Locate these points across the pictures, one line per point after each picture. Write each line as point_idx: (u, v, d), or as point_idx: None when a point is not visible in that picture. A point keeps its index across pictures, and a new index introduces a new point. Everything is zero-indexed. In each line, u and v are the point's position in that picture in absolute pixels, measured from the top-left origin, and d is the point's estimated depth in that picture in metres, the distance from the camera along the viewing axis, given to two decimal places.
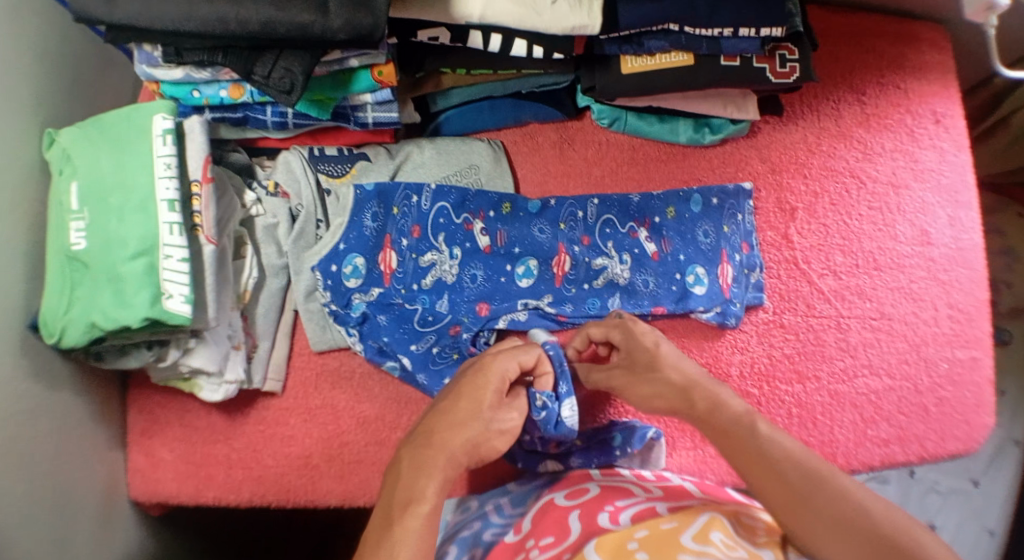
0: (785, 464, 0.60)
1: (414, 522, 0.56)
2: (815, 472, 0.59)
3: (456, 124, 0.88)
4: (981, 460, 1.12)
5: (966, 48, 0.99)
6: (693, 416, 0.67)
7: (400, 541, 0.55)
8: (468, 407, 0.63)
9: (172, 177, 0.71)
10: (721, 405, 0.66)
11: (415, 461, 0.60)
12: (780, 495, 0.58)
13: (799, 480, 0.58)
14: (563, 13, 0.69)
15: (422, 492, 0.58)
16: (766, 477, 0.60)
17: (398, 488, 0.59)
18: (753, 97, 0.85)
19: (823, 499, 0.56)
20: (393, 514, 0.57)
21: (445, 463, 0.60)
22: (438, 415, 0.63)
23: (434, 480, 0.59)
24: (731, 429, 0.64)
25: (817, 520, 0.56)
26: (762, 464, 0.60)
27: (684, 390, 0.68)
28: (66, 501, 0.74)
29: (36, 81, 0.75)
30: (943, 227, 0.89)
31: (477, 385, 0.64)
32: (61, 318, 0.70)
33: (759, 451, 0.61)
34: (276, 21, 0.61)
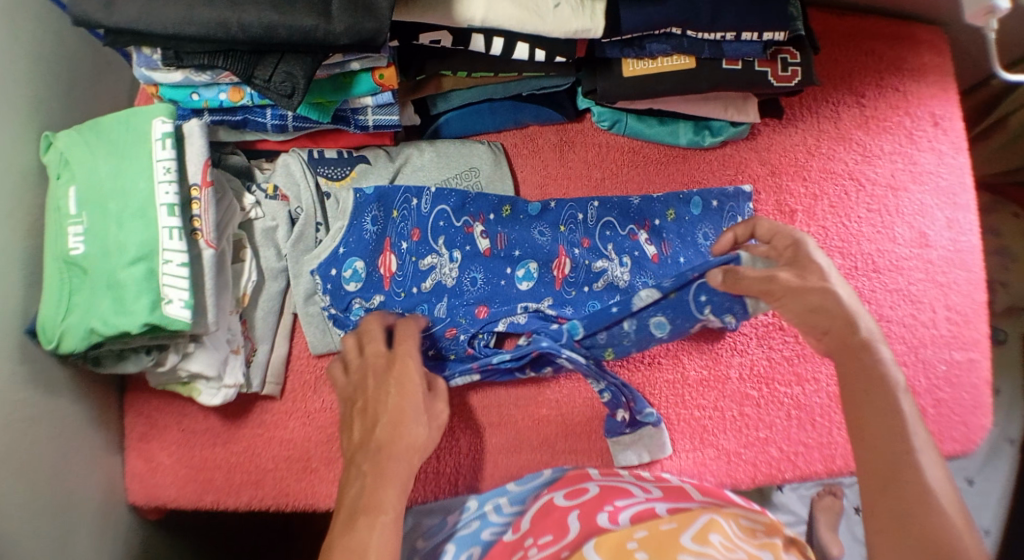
0: (899, 434, 0.58)
1: (381, 529, 0.61)
2: (920, 456, 0.56)
3: (456, 125, 0.87)
4: (976, 459, 1.13)
5: (964, 51, 0.99)
6: (840, 345, 0.65)
7: (369, 547, 0.59)
8: (402, 413, 0.68)
9: (172, 181, 0.70)
10: (875, 360, 0.62)
11: (370, 471, 0.65)
12: (872, 456, 0.58)
13: (898, 455, 0.57)
14: (566, 16, 0.68)
15: (382, 502, 0.62)
16: (870, 434, 0.59)
17: (360, 498, 0.63)
18: (753, 101, 0.84)
19: (911, 487, 0.55)
20: (358, 521, 0.61)
21: (393, 469, 0.65)
22: (381, 426, 0.67)
23: (393, 490, 0.63)
24: (871, 378, 0.61)
25: (896, 497, 0.55)
26: (873, 421, 0.59)
27: (840, 320, 0.65)
28: (66, 507, 0.74)
29: (33, 83, 0.74)
30: (941, 229, 0.89)
31: (403, 389, 0.69)
32: (59, 324, 0.69)
33: (882, 409, 0.59)
34: (279, 25, 0.60)
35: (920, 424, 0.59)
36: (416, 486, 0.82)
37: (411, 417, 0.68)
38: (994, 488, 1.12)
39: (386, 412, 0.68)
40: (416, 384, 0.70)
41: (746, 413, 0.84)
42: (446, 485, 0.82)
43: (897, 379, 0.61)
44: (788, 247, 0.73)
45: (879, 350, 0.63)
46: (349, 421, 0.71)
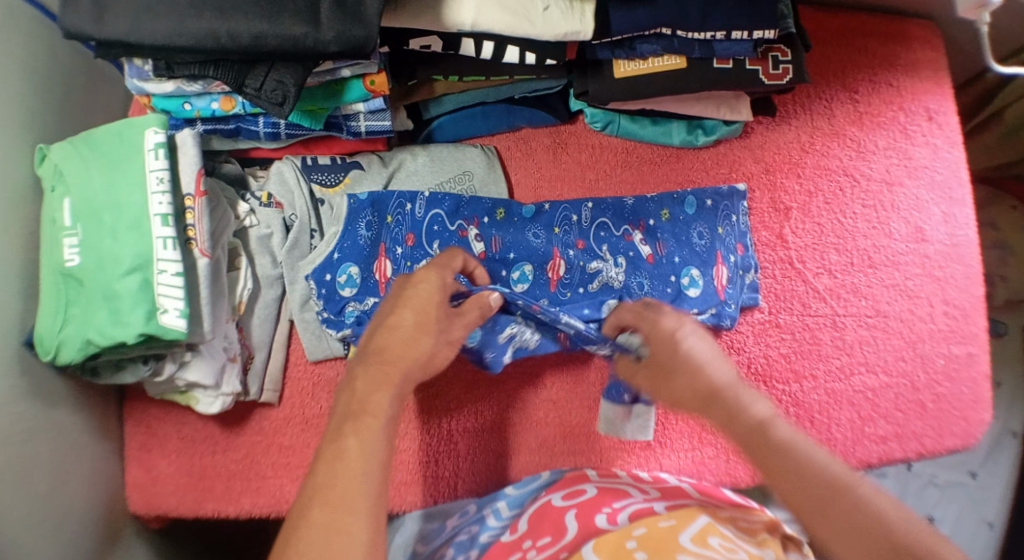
0: (818, 473, 0.55)
1: (368, 433, 0.56)
2: (853, 483, 0.54)
3: (449, 130, 0.88)
4: (979, 453, 1.13)
5: (958, 44, 0.98)
6: (724, 428, 0.62)
7: (355, 453, 0.54)
8: (415, 335, 0.62)
9: (164, 192, 0.70)
10: (742, 409, 0.61)
11: (367, 375, 0.60)
12: (811, 510, 0.54)
13: (825, 493, 0.54)
14: (556, 19, 0.68)
15: (376, 406, 0.58)
16: (794, 494, 0.55)
17: (353, 401, 0.58)
18: (745, 98, 0.84)
19: (853, 509, 0.52)
20: (345, 429, 0.56)
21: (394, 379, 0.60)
22: (386, 337, 0.62)
23: (388, 392, 0.59)
24: (754, 433, 0.59)
25: (841, 521, 0.52)
26: (790, 472, 0.55)
27: (718, 394, 0.62)
28: (68, 518, 0.74)
29: (26, 95, 0.74)
30: (937, 223, 0.89)
31: (417, 311, 0.63)
32: (57, 335, 0.69)
33: (787, 457, 0.56)
34: (269, 33, 0.60)
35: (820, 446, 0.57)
36: (415, 490, 0.82)
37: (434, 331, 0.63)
38: (997, 481, 1.12)
39: (399, 329, 0.62)
40: (433, 303, 0.63)
41: None
42: (446, 489, 0.82)
43: (774, 417, 0.59)
44: (666, 333, 0.66)
45: (749, 400, 0.61)
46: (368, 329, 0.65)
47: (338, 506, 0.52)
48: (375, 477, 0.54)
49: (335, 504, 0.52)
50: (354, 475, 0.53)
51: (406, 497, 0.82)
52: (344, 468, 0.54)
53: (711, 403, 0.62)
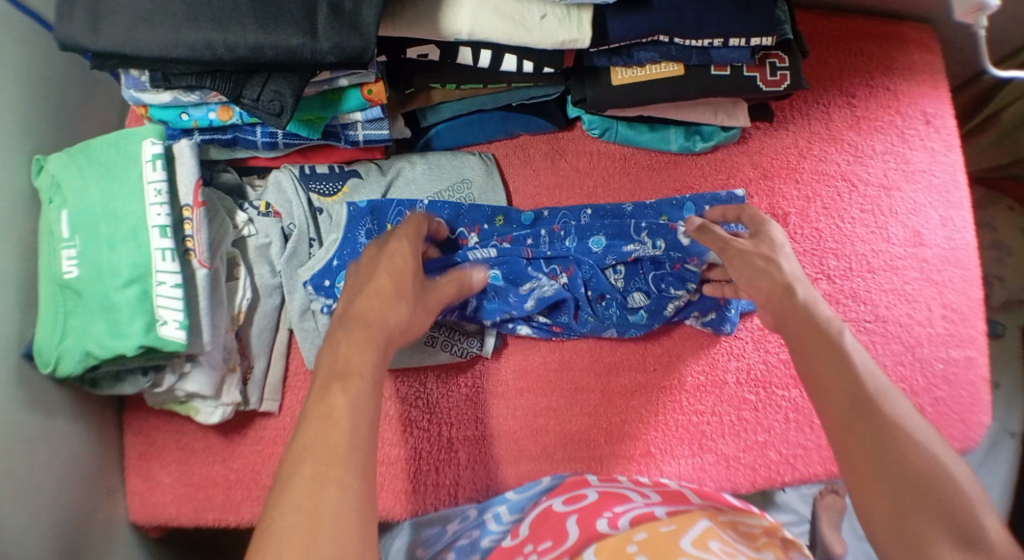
0: (855, 379, 0.58)
1: (352, 392, 0.56)
2: (883, 397, 0.57)
3: (446, 138, 0.88)
4: (978, 453, 1.13)
5: (954, 48, 0.99)
6: (780, 323, 0.68)
7: (343, 412, 0.55)
8: (394, 298, 0.64)
9: (163, 203, 0.70)
10: (812, 308, 0.66)
11: (351, 336, 0.61)
12: (840, 404, 0.57)
13: (855, 396, 0.57)
14: (552, 28, 0.68)
15: (359, 368, 0.58)
16: (829, 389, 0.59)
17: (338, 362, 0.59)
18: (743, 105, 0.85)
19: (875, 415, 0.55)
20: (330, 388, 0.57)
21: (375, 337, 0.61)
22: (362, 298, 0.64)
23: (371, 354, 0.59)
24: (813, 330, 0.64)
25: (866, 432, 0.55)
26: (830, 372, 0.60)
27: (781, 288, 0.69)
28: (67, 529, 0.74)
29: (22, 107, 0.74)
30: (935, 227, 0.89)
31: (398, 273, 0.66)
32: (56, 348, 0.69)
33: (834, 359, 0.60)
34: (265, 44, 0.60)
35: (873, 364, 0.60)
36: (415, 499, 0.81)
37: (408, 291, 0.66)
38: (997, 481, 1.12)
39: (373, 288, 0.65)
40: (407, 264, 0.67)
41: (744, 418, 0.84)
42: (446, 497, 0.82)
43: (837, 327, 0.64)
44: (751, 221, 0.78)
45: (820, 309, 0.66)
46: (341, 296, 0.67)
47: (325, 463, 0.52)
48: (361, 437, 0.54)
49: (322, 463, 0.52)
50: (341, 433, 0.54)
51: (406, 506, 0.81)
52: (332, 427, 0.54)
53: (775, 304, 0.69)
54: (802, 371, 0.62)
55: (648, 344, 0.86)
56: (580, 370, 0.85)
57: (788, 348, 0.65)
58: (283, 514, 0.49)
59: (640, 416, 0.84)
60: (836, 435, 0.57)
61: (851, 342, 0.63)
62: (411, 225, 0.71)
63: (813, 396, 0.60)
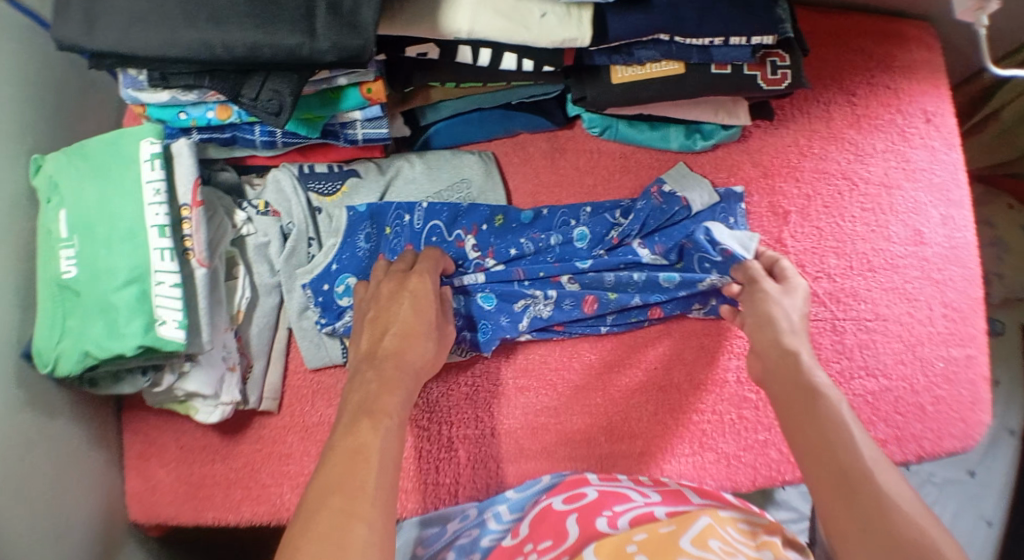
0: (846, 451, 0.59)
1: (382, 429, 0.61)
2: (876, 471, 0.57)
3: (446, 136, 0.87)
4: (977, 451, 1.13)
5: (954, 46, 0.98)
6: (776, 384, 0.69)
7: (372, 447, 0.59)
8: (413, 336, 0.70)
9: (161, 202, 0.70)
10: (806, 373, 0.67)
11: (381, 378, 0.66)
12: (830, 475, 0.58)
13: (845, 468, 0.58)
14: (552, 26, 0.68)
15: (388, 410, 0.63)
16: (818, 458, 0.59)
17: (368, 403, 0.63)
18: (744, 103, 0.84)
19: (862, 486, 0.56)
20: (361, 423, 0.61)
21: (399, 376, 0.67)
22: (390, 334, 0.70)
23: (398, 399, 0.64)
24: (807, 398, 0.65)
25: (855, 505, 0.55)
26: (822, 441, 0.60)
27: (780, 350, 0.70)
28: (67, 530, 0.74)
29: (20, 106, 0.74)
30: (936, 226, 0.89)
31: (416, 305, 0.72)
32: (54, 347, 0.69)
33: (826, 428, 0.61)
34: (263, 44, 0.60)
35: (865, 435, 0.61)
36: (415, 497, 0.82)
37: (426, 329, 0.71)
38: (996, 480, 1.12)
39: (396, 323, 0.70)
40: (427, 301, 0.72)
41: (745, 417, 0.84)
42: (446, 496, 0.82)
43: (833, 393, 0.64)
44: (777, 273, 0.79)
45: (817, 375, 0.67)
46: (360, 331, 0.73)
47: (352, 497, 0.55)
48: (386, 475, 0.57)
49: (349, 495, 0.55)
50: (367, 469, 0.57)
51: (406, 505, 0.82)
52: (363, 460, 0.58)
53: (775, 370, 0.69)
54: (794, 438, 0.63)
55: (647, 342, 0.86)
56: (581, 370, 0.85)
57: (782, 410, 0.66)
58: (308, 542, 0.52)
59: (642, 418, 0.83)
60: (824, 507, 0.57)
61: (845, 411, 0.63)
62: (422, 261, 0.76)
63: (802, 462, 0.61)
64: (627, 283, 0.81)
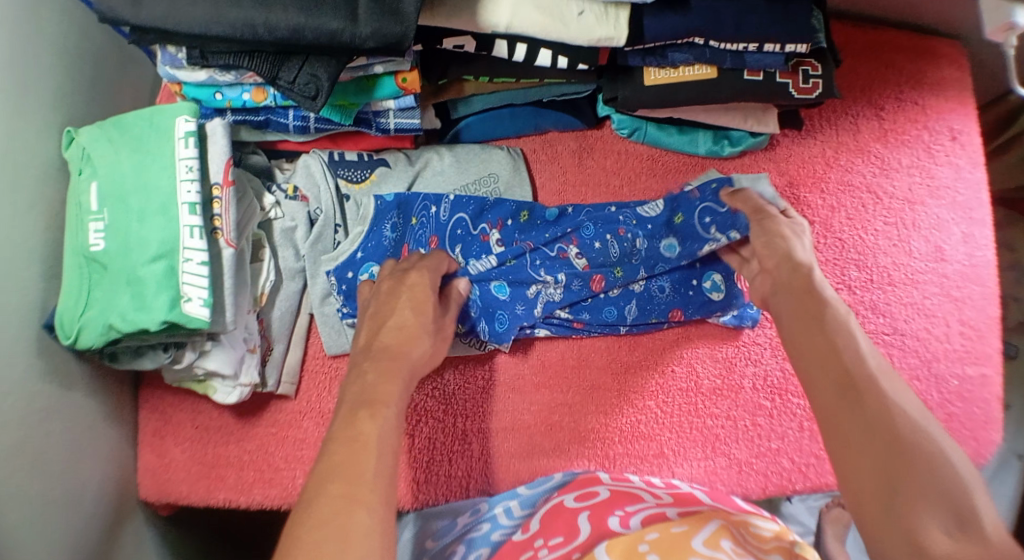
0: (848, 358, 0.61)
1: (382, 419, 0.61)
2: (881, 378, 0.59)
3: (476, 130, 0.88)
4: (985, 474, 1.13)
5: (983, 66, 0.98)
6: (784, 301, 0.70)
7: (371, 436, 0.59)
8: (415, 331, 0.71)
9: (193, 180, 0.70)
10: (814, 293, 0.69)
11: (378, 370, 0.66)
12: (830, 381, 0.60)
13: (846, 373, 0.60)
14: (589, 25, 0.68)
15: (388, 400, 0.63)
16: (827, 367, 0.61)
17: (367, 393, 0.64)
18: (773, 110, 0.84)
19: (864, 393, 0.58)
20: (359, 414, 0.61)
21: (398, 369, 0.67)
22: (387, 329, 0.70)
23: (398, 392, 0.65)
24: (813, 312, 0.67)
25: (861, 408, 0.57)
26: (823, 347, 0.63)
27: (787, 268, 0.73)
28: (77, 503, 0.74)
29: (56, 77, 0.75)
30: (957, 243, 0.89)
31: (415, 298, 0.72)
32: (78, 318, 0.70)
33: (832, 341, 0.63)
34: (305, 27, 0.61)
35: (871, 347, 0.63)
36: (426, 489, 0.82)
37: (426, 325, 0.72)
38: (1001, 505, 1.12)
39: (394, 319, 0.71)
40: (426, 296, 0.73)
41: (758, 424, 0.84)
42: (458, 488, 0.82)
43: (840, 311, 0.67)
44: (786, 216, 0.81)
45: (824, 293, 0.70)
46: (360, 326, 0.73)
47: (353, 484, 0.55)
48: (386, 462, 0.58)
49: (350, 482, 0.55)
50: (368, 456, 0.57)
51: (416, 495, 0.82)
52: (363, 448, 0.58)
53: (782, 287, 0.72)
54: (793, 349, 0.66)
55: (666, 345, 0.86)
56: (597, 369, 0.85)
57: (786, 326, 0.68)
58: (309, 528, 0.52)
59: (657, 420, 0.83)
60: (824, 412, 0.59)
61: (852, 324, 0.66)
62: (426, 259, 0.77)
63: (806, 375, 0.63)
64: (631, 295, 0.84)
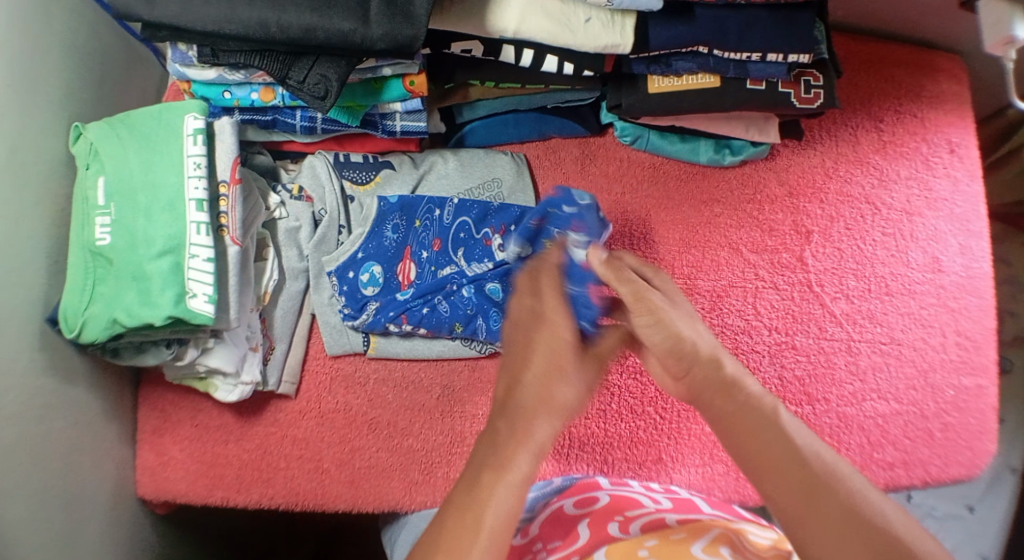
0: (796, 455, 0.55)
1: (502, 491, 0.55)
2: (836, 473, 0.53)
3: (481, 136, 0.89)
4: (978, 487, 1.13)
5: (981, 81, 0.99)
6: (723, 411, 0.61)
7: (485, 508, 0.54)
8: (560, 383, 0.63)
9: (201, 177, 0.71)
10: (739, 388, 0.62)
11: (511, 429, 0.59)
12: (786, 488, 0.53)
13: (805, 478, 0.53)
14: (596, 32, 0.69)
15: (513, 464, 0.57)
16: (774, 467, 0.55)
17: (490, 458, 0.58)
18: (775, 121, 0.86)
19: (827, 497, 0.51)
20: (483, 482, 0.56)
21: (534, 423, 0.60)
22: (528, 381, 0.63)
23: (527, 455, 0.58)
24: (744, 412, 0.60)
25: (819, 513, 0.51)
26: (772, 451, 0.56)
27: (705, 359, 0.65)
28: (73, 500, 0.74)
29: (63, 75, 0.75)
30: (954, 255, 0.90)
31: (562, 344, 0.65)
32: (82, 313, 0.70)
33: (771, 433, 0.57)
34: (317, 27, 0.61)
35: (809, 434, 0.58)
36: (425, 491, 0.81)
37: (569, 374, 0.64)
38: (993, 517, 1.12)
39: (539, 363, 0.64)
40: (567, 340, 0.65)
41: None
42: None
43: (772, 403, 0.60)
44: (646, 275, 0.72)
45: (750, 385, 0.63)
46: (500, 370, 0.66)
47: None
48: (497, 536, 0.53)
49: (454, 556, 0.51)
50: (478, 533, 0.52)
51: (416, 497, 0.81)
52: (473, 527, 0.53)
53: (732, 404, 0.61)
54: (741, 453, 0.58)
55: None
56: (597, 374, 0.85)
57: (722, 426, 0.61)
58: None
59: (658, 425, 0.84)
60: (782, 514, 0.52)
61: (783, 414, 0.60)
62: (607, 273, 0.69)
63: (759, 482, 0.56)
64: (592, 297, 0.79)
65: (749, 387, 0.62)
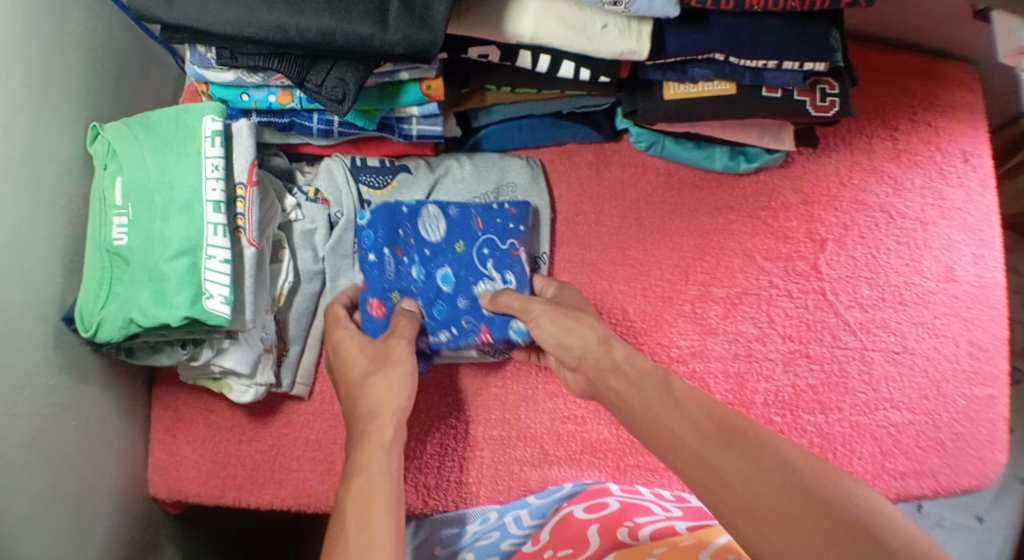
0: (707, 424, 0.56)
1: (372, 486, 0.60)
2: (751, 433, 0.54)
3: (496, 140, 0.89)
4: (987, 496, 1.12)
5: (995, 91, 0.99)
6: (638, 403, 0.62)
7: (378, 492, 0.60)
8: (394, 397, 0.68)
9: (219, 178, 0.71)
10: (652, 376, 0.64)
11: (364, 434, 0.66)
12: (701, 456, 0.54)
13: (717, 443, 0.54)
14: (613, 38, 0.69)
15: (377, 463, 0.63)
16: (689, 441, 0.56)
17: (353, 462, 0.64)
18: (790, 128, 0.85)
19: (740, 456, 0.52)
20: (354, 481, 0.61)
21: (385, 429, 0.66)
22: (362, 397, 0.69)
23: (382, 452, 0.64)
24: (652, 393, 0.62)
25: (734, 475, 0.51)
26: (683, 425, 0.57)
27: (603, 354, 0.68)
28: (86, 498, 0.74)
29: (82, 76, 0.76)
30: (967, 264, 0.90)
31: (384, 367, 0.70)
32: (98, 313, 0.70)
33: (681, 410, 0.59)
34: (336, 31, 0.62)
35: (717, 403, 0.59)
36: (437, 494, 0.81)
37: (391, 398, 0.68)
38: (1000, 528, 1.12)
39: (371, 386, 0.69)
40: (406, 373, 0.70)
41: None
42: (468, 495, 0.82)
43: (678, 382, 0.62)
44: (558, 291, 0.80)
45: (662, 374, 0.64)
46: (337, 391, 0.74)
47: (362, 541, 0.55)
48: (393, 508, 0.59)
49: (363, 526, 0.57)
50: (380, 510, 0.58)
51: (428, 500, 0.81)
52: (360, 517, 0.58)
53: (644, 389, 0.63)
54: (658, 437, 0.59)
55: (679, 357, 0.86)
56: None
57: (636, 417, 0.62)
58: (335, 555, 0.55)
59: None
60: (708, 482, 0.52)
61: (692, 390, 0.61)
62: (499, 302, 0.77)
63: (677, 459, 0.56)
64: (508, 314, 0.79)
65: (654, 372, 0.64)
